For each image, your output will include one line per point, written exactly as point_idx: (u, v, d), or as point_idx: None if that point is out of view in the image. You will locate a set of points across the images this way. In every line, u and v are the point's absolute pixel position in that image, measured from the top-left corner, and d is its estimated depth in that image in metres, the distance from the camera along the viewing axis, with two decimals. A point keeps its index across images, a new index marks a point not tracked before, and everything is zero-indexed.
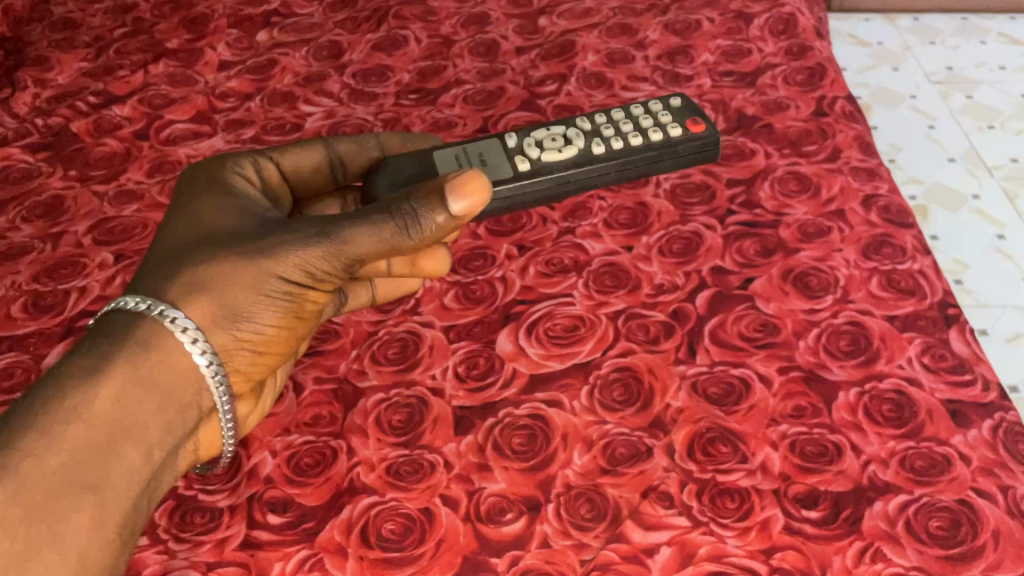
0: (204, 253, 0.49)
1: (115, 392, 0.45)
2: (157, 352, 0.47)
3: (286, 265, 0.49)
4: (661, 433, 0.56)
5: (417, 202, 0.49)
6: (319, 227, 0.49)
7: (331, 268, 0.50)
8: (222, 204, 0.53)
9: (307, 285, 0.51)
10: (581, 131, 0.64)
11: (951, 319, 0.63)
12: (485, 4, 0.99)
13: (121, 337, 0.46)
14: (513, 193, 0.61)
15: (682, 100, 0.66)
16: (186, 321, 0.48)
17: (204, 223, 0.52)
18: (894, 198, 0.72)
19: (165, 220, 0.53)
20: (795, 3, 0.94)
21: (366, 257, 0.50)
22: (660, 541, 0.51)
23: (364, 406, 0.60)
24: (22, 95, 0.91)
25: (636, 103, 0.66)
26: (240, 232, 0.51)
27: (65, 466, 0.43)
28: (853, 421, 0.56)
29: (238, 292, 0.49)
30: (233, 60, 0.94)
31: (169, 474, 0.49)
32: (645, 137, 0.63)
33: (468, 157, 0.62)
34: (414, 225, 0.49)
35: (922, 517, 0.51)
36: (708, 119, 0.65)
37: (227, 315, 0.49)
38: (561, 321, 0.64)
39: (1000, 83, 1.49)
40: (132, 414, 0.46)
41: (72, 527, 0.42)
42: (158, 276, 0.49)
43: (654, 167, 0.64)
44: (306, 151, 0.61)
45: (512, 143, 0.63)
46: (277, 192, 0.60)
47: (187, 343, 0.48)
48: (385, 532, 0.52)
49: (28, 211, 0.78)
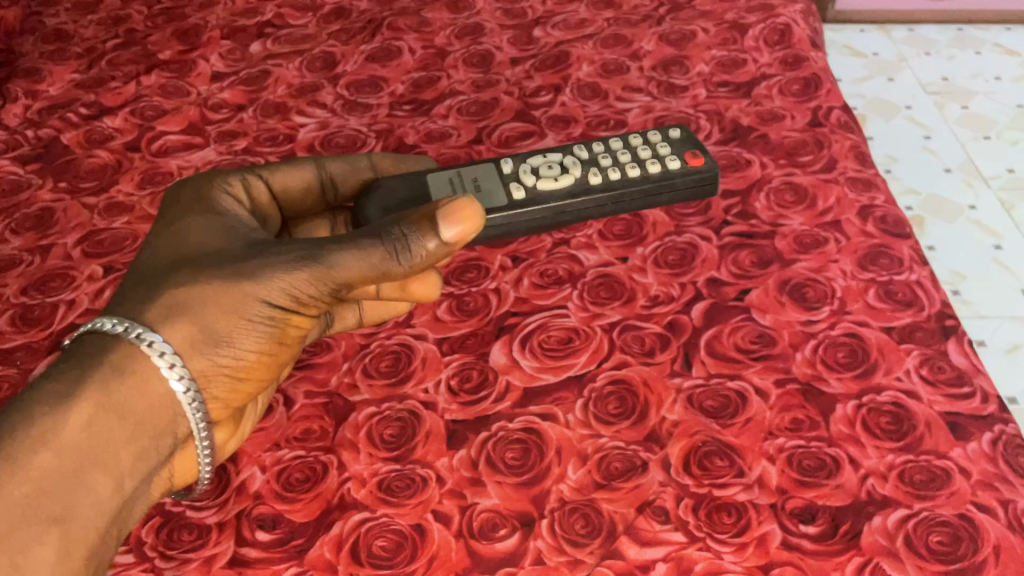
0: (185, 274, 0.48)
1: (85, 419, 0.44)
2: (132, 378, 0.46)
3: (271, 288, 0.48)
4: (657, 446, 0.55)
5: (408, 228, 0.49)
6: (306, 250, 0.49)
7: (316, 292, 0.49)
8: (208, 224, 0.52)
9: (291, 309, 0.50)
10: (577, 160, 0.63)
11: (949, 330, 0.62)
12: (479, 15, 0.99)
13: (95, 361, 0.46)
14: (508, 220, 0.61)
15: (682, 133, 0.66)
16: (163, 345, 0.47)
17: (187, 242, 0.51)
18: (890, 209, 0.72)
19: (149, 238, 0.53)
20: (790, 14, 0.94)
21: (353, 282, 0.49)
22: (657, 558, 0.50)
23: (355, 421, 0.59)
24: (13, 106, 0.90)
25: (636, 133, 0.66)
26: (224, 253, 0.50)
27: (29, 497, 0.42)
28: (850, 435, 0.55)
29: (219, 315, 0.48)
30: (226, 71, 0.94)
31: (142, 501, 0.48)
32: (644, 169, 0.63)
33: (462, 181, 0.62)
34: (404, 251, 0.48)
35: (921, 532, 0.50)
36: (708, 153, 0.64)
37: (207, 340, 0.48)
38: (555, 333, 0.63)
39: (995, 93, 1.49)
40: (101, 442, 0.45)
41: (35, 559, 0.41)
42: (137, 297, 0.48)
43: (651, 200, 0.63)
44: (296, 170, 0.61)
45: (508, 169, 0.63)
46: (265, 211, 0.60)
47: (164, 368, 0.47)
48: (376, 548, 0.52)
49: (17, 224, 0.77)
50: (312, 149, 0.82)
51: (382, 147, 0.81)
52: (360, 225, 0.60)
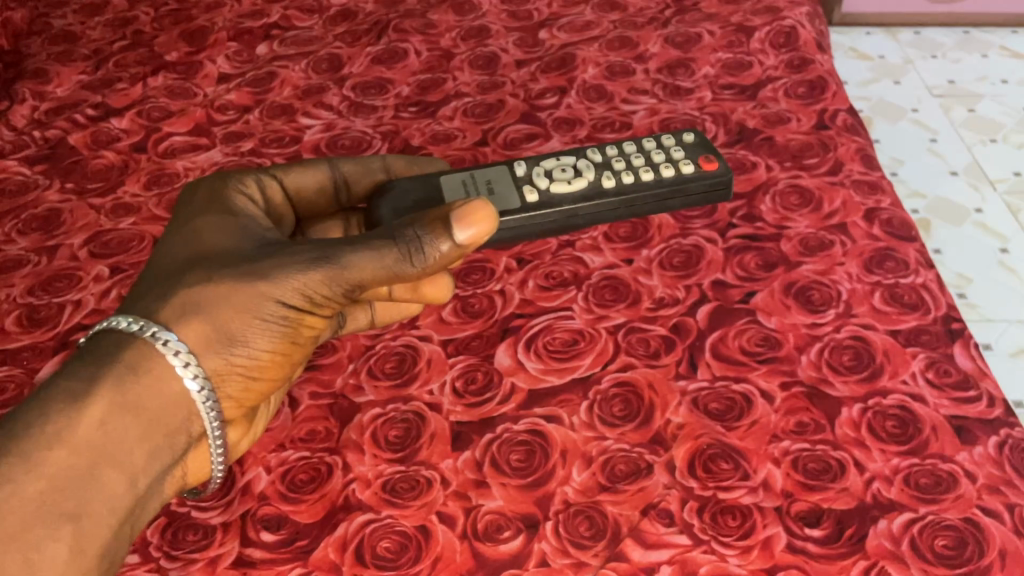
0: (200, 273, 0.48)
1: (100, 417, 0.44)
2: (147, 376, 0.46)
3: (285, 288, 0.48)
4: (662, 449, 0.55)
5: (421, 229, 0.49)
6: (320, 251, 0.49)
7: (330, 293, 0.49)
8: (223, 224, 0.52)
9: (304, 309, 0.50)
10: (591, 163, 0.63)
11: (955, 334, 0.62)
12: (485, 17, 0.99)
13: (110, 359, 0.46)
14: (521, 223, 0.61)
15: (696, 138, 0.65)
16: (178, 343, 0.47)
17: (202, 241, 0.51)
18: (896, 212, 0.72)
19: (164, 237, 0.53)
20: (796, 16, 0.94)
21: (366, 283, 0.49)
22: (661, 560, 0.50)
23: (360, 421, 0.59)
24: (21, 107, 0.91)
25: (649, 136, 0.65)
26: (239, 252, 0.50)
27: (44, 494, 0.42)
28: (856, 438, 0.55)
29: (233, 315, 0.48)
30: (232, 73, 0.94)
31: (154, 500, 0.48)
32: (657, 173, 0.63)
33: (476, 184, 0.62)
34: (418, 253, 0.48)
35: (927, 536, 0.50)
36: (722, 157, 0.64)
37: (221, 338, 0.48)
38: (560, 336, 0.63)
39: (1001, 96, 1.48)
40: (116, 440, 0.45)
41: (49, 556, 0.42)
42: (152, 296, 0.48)
43: (664, 205, 0.63)
44: (311, 171, 0.61)
45: (521, 172, 0.62)
46: (279, 211, 0.60)
47: (179, 367, 0.47)
48: (380, 550, 0.52)
49: (25, 224, 0.78)
50: (318, 150, 0.82)
51: (388, 148, 0.81)
52: (373, 226, 0.60)
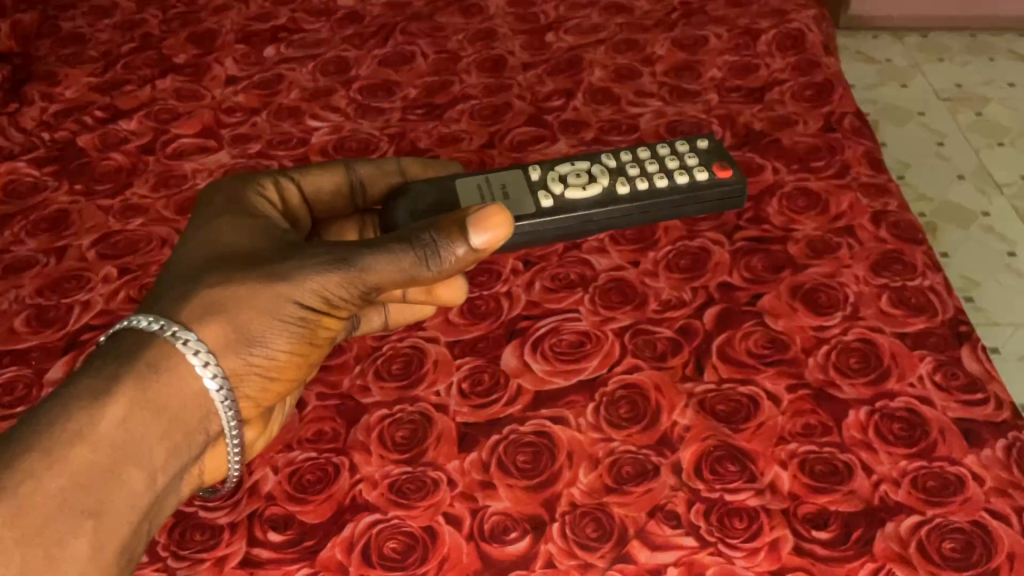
0: (219, 275, 0.49)
1: (121, 414, 0.44)
2: (168, 374, 0.46)
3: (304, 290, 0.49)
4: (669, 451, 0.55)
5: (438, 233, 0.49)
6: (338, 253, 0.49)
7: (348, 294, 0.49)
8: (241, 226, 0.52)
9: (322, 310, 0.50)
10: (606, 168, 0.63)
11: (963, 336, 0.62)
12: (492, 20, 0.99)
13: (131, 357, 0.46)
14: (535, 228, 0.60)
15: (711, 144, 0.65)
16: (198, 343, 0.47)
17: (221, 243, 0.51)
18: (904, 215, 0.72)
19: (183, 237, 0.53)
20: (803, 20, 0.94)
21: (383, 286, 0.50)
22: (667, 562, 0.50)
23: (368, 422, 0.59)
24: (31, 109, 0.92)
25: (664, 142, 0.65)
26: (258, 254, 0.50)
27: (65, 491, 0.42)
28: (863, 440, 0.55)
29: (253, 316, 0.48)
30: (240, 75, 0.94)
31: (172, 499, 0.48)
32: (671, 179, 0.62)
33: (491, 189, 0.61)
34: (434, 257, 0.48)
35: (935, 539, 0.50)
36: (737, 165, 0.63)
37: (241, 339, 0.48)
38: (566, 338, 0.63)
39: (1010, 100, 1.48)
40: (137, 437, 0.45)
41: (70, 552, 0.41)
42: (172, 296, 0.48)
43: (678, 211, 0.62)
44: (328, 173, 0.61)
45: (536, 176, 0.63)
46: (296, 213, 0.60)
47: (199, 366, 0.47)
48: (387, 550, 0.52)
49: (33, 225, 0.78)
50: (325, 152, 0.82)
51: (395, 151, 0.82)
52: (389, 229, 0.60)
